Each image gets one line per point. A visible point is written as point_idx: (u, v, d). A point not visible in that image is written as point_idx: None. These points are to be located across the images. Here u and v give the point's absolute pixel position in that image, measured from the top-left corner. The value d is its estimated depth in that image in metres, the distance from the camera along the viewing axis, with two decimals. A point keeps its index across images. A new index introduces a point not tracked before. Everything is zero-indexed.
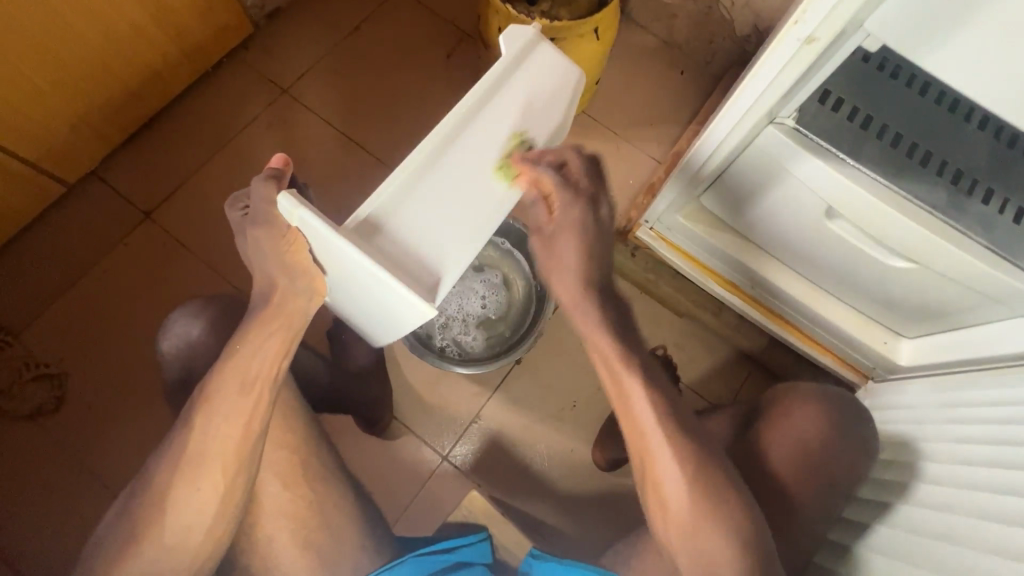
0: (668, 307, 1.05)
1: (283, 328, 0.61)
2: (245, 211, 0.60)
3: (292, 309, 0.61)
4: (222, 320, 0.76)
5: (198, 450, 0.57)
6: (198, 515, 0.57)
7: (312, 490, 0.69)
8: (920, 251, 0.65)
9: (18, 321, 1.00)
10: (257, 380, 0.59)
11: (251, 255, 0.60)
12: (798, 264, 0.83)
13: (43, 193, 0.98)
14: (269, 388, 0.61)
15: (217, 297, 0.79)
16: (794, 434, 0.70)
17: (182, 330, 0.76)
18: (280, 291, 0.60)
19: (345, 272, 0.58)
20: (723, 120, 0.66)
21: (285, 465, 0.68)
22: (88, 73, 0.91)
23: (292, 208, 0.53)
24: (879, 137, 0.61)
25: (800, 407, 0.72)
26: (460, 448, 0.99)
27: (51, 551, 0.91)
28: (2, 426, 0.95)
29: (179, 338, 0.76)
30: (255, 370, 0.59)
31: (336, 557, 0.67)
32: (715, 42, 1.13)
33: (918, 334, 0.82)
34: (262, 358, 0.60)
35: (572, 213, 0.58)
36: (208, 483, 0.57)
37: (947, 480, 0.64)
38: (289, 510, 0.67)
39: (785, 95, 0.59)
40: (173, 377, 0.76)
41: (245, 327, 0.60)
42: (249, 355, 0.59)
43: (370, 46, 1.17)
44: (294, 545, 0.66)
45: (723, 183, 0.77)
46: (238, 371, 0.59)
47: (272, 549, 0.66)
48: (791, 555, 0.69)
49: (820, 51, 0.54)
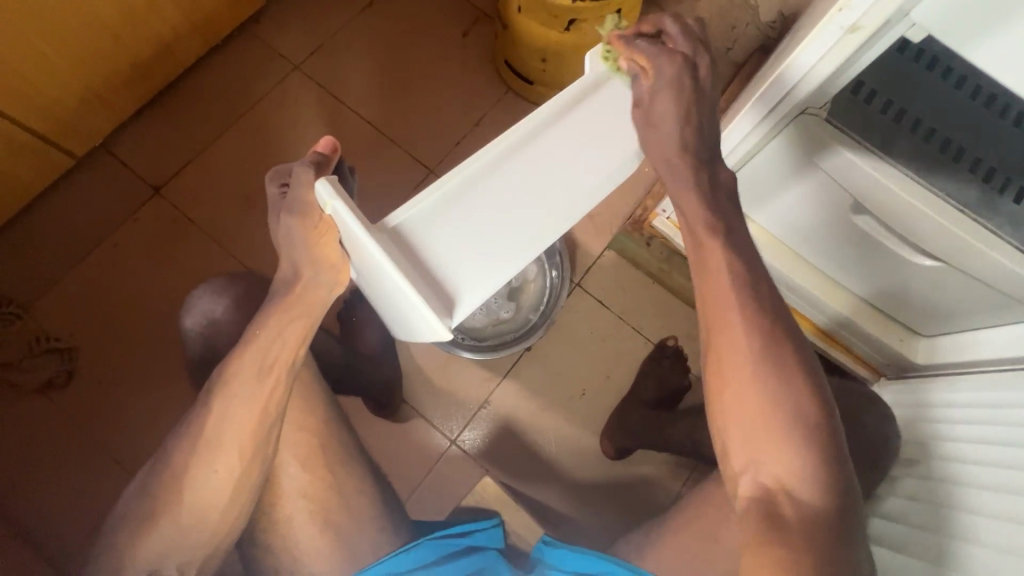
0: (680, 297, 1.05)
1: (299, 307, 0.59)
2: (283, 188, 0.60)
3: (313, 298, 0.59)
4: (249, 298, 0.76)
5: (218, 430, 0.57)
6: (222, 491, 0.57)
7: (330, 470, 0.69)
8: (949, 251, 0.64)
9: (28, 295, 0.99)
10: (272, 367, 0.59)
11: (280, 240, 0.58)
12: (818, 258, 0.82)
13: (53, 165, 0.97)
14: (286, 373, 0.60)
15: (244, 275, 0.79)
16: None
17: (205, 308, 0.76)
18: (307, 282, 0.58)
19: (365, 267, 0.57)
20: (757, 107, 0.66)
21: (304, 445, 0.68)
22: (101, 44, 0.88)
23: (328, 196, 0.52)
24: (912, 130, 0.59)
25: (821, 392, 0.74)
26: (468, 433, 0.99)
27: (68, 523, 0.92)
28: (14, 399, 0.96)
29: (203, 315, 0.76)
30: (273, 354, 0.59)
31: (353, 538, 0.68)
32: (738, 28, 1.10)
33: (936, 333, 0.81)
34: (274, 340, 0.59)
35: (666, 72, 0.55)
36: (229, 462, 0.57)
37: (963, 480, 0.64)
38: (308, 489, 0.67)
39: (820, 85, 0.59)
40: (194, 356, 0.76)
41: (266, 312, 0.59)
42: (259, 339, 0.59)
43: (383, 23, 1.14)
44: (313, 523, 0.67)
45: (748, 173, 0.76)
46: (257, 356, 0.58)
47: (291, 527, 0.67)
48: None
49: (864, 40, 0.53)
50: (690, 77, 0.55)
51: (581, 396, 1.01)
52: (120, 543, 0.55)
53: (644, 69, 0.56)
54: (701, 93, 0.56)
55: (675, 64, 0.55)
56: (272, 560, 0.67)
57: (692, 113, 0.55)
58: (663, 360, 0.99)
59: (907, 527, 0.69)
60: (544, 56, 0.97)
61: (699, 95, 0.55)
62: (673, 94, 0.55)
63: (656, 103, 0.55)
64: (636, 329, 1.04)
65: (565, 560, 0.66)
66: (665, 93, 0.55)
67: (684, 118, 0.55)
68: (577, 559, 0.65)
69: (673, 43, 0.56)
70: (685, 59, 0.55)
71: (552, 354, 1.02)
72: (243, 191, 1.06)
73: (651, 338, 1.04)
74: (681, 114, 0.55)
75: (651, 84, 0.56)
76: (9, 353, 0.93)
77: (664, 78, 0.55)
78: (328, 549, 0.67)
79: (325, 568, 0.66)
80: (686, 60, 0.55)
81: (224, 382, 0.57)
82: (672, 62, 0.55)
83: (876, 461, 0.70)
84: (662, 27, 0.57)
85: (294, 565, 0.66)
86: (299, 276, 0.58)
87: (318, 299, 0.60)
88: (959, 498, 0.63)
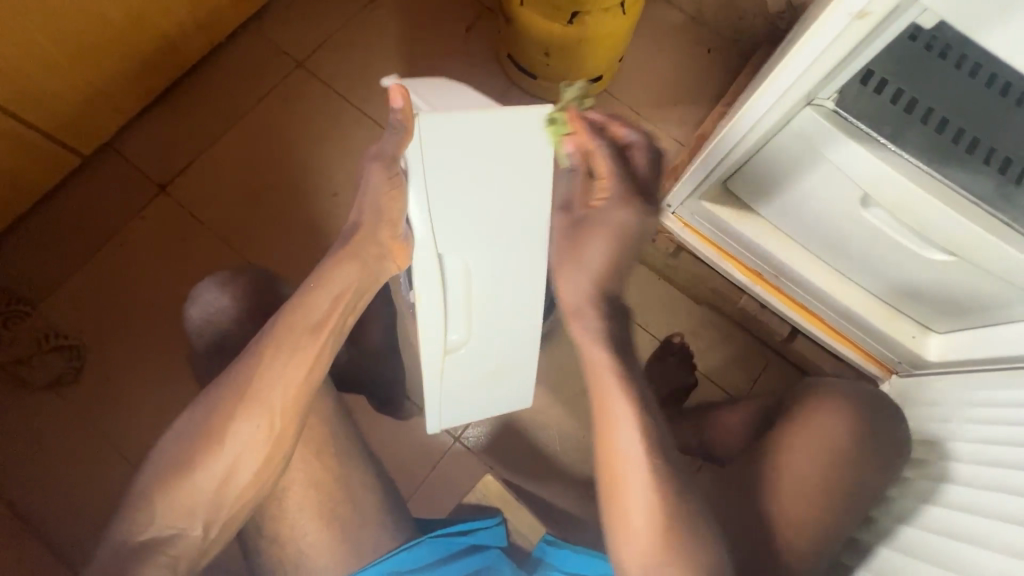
0: (686, 293, 1.05)
1: (361, 274, 0.65)
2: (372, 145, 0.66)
3: (382, 271, 0.67)
4: (255, 292, 0.77)
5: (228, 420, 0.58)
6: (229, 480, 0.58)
7: (334, 463, 0.69)
8: (963, 246, 0.62)
9: (37, 292, 1.00)
10: (325, 325, 0.62)
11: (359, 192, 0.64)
12: (827, 253, 0.80)
13: (59, 163, 0.97)
14: (333, 337, 0.63)
15: (247, 270, 0.79)
16: (825, 438, 0.69)
17: (209, 302, 0.76)
18: (388, 253, 0.65)
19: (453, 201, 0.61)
20: (759, 101, 0.64)
21: (310, 438, 0.68)
22: (104, 41, 0.88)
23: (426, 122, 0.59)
24: (924, 121, 0.58)
25: (839, 401, 0.71)
26: (471, 430, 0.98)
27: (76, 518, 0.93)
28: (24, 395, 0.97)
29: (208, 307, 0.76)
30: (323, 322, 0.62)
31: (356, 533, 0.68)
32: (745, 19, 1.08)
33: (948, 329, 0.79)
34: (327, 305, 0.63)
35: (614, 217, 0.65)
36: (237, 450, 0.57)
37: (975, 482, 0.63)
38: (312, 482, 0.67)
39: (828, 74, 0.57)
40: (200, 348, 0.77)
41: (322, 272, 0.64)
42: (317, 302, 0.63)
43: (385, 19, 1.13)
44: (317, 516, 0.67)
45: (753, 166, 0.74)
46: (302, 321, 0.61)
47: (295, 520, 0.66)
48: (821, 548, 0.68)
49: (872, 27, 0.50)
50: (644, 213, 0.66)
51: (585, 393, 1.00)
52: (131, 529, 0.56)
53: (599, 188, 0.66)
54: (631, 239, 0.66)
55: (630, 210, 0.65)
56: (275, 554, 0.67)
57: (622, 253, 0.66)
58: (669, 357, 0.99)
59: (916, 530, 0.68)
60: (548, 49, 0.95)
61: (632, 240, 0.66)
62: (606, 240, 0.65)
63: (605, 219, 0.65)
64: (642, 326, 1.04)
65: (568, 560, 0.67)
66: (600, 236, 0.65)
67: (614, 258, 0.65)
68: (583, 560, 0.66)
69: (635, 167, 0.67)
70: (640, 200, 0.66)
71: (557, 350, 1.02)
72: (248, 190, 1.06)
73: (657, 335, 1.04)
74: (605, 253, 0.65)
75: (603, 218, 0.65)
76: (21, 347, 0.94)
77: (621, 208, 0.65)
78: (332, 543, 0.67)
79: (330, 563, 0.66)
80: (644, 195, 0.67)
81: (271, 343, 0.59)
82: (628, 205, 0.65)
83: (889, 461, 0.69)
84: (632, 143, 0.67)
85: (298, 559, 0.66)
86: (377, 245, 0.65)
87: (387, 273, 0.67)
88: (972, 501, 0.62)
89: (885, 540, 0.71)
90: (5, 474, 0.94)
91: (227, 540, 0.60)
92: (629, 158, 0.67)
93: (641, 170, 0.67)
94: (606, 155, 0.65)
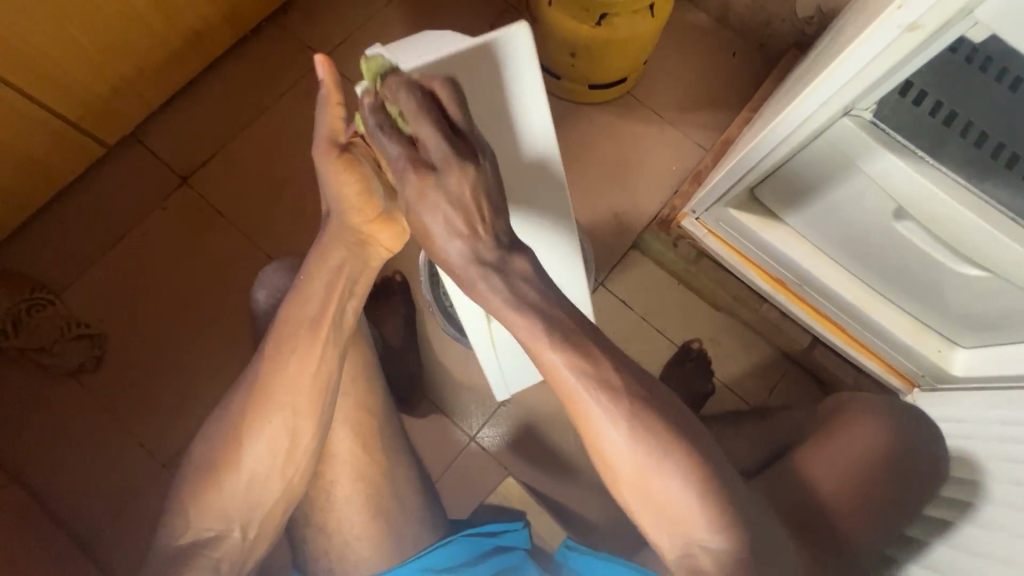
0: (710, 302, 1.04)
1: (350, 258, 0.63)
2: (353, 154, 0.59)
3: (372, 254, 0.65)
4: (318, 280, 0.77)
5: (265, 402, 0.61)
6: (268, 467, 0.61)
7: (379, 455, 0.70)
8: (999, 261, 0.61)
9: (61, 281, 1.01)
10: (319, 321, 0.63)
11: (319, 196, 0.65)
12: (854, 264, 0.80)
13: (85, 152, 0.98)
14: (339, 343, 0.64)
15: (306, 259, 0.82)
16: (860, 449, 0.69)
17: (271, 288, 0.78)
18: (369, 236, 0.63)
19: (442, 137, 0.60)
20: (796, 111, 0.63)
21: (354, 431, 0.70)
22: (136, 34, 0.89)
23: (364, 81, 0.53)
24: (963, 135, 0.56)
25: (874, 412, 0.71)
26: (488, 429, 0.98)
27: (104, 506, 0.94)
28: (46, 382, 0.98)
29: (266, 295, 0.78)
30: (322, 315, 0.62)
31: (398, 527, 0.69)
32: (772, 24, 1.06)
33: (975, 344, 0.78)
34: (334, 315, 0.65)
35: (453, 183, 0.46)
36: (276, 431, 0.61)
37: (1011, 503, 0.61)
38: (359, 474, 0.68)
39: (871, 86, 0.56)
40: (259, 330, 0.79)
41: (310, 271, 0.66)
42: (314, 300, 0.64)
43: (410, 15, 1.13)
44: (362, 509, 0.68)
45: (785, 175, 0.73)
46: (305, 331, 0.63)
47: (340, 514, 0.68)
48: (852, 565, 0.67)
49: (922, 40, 0.50)
50: (443, 190, 0.46)
51: None
52: (188, 513, 0.60)
53: (424, 167, 0.46)
54: (466, 201, 0.47)
55: (435, 198, 0.47)
56: (320, 546, 0.68)
57: (472, 210, 0.47)
58: (688, 363, 0.99)
59: (955, 550, 0.66)
60: (575, 50, 0.94)
61: (469, 204, 0.47)
62: (437, 206, 0.47)
63: (431, 203, 0.47)
64: (659, 331, 1.04)
65: (589, 564, 0.70)
66: (426, 206, 0.47)
67: (464, 216, 0.47)
68: (600, 565, 0.69)
69: (425, 150, 0.46)
70: (430, 173, 0.46)
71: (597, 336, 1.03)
72: (270, 184, 1.06)
73: (674, 341, 1.03)
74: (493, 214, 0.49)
75: (415, 201, 0.47)
76: (42, 336, 0.94)
77: (415, 191, 0.47)
78: (376, 537, 0.68)
79: (373, 555, 0.68)
80: (427, 166, 0.46)
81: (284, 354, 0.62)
82: (427, 198, 0.47)
83: (922, 478, 0.68)
84: (401, 100, 0.46)
85: (342, 551, 0.68)
86: (356, 231, 0.62)
87: (377, 257, 0.65)
88: (1008, 522, 0.61)
89: (918, 560, 0.71)
90: (30, 459, 0.95)
91: (268, 531, 0.63)
92: (415, 146, 0.47)
93: (426, 142, 0.46)
94: (386, 139, 0.47)
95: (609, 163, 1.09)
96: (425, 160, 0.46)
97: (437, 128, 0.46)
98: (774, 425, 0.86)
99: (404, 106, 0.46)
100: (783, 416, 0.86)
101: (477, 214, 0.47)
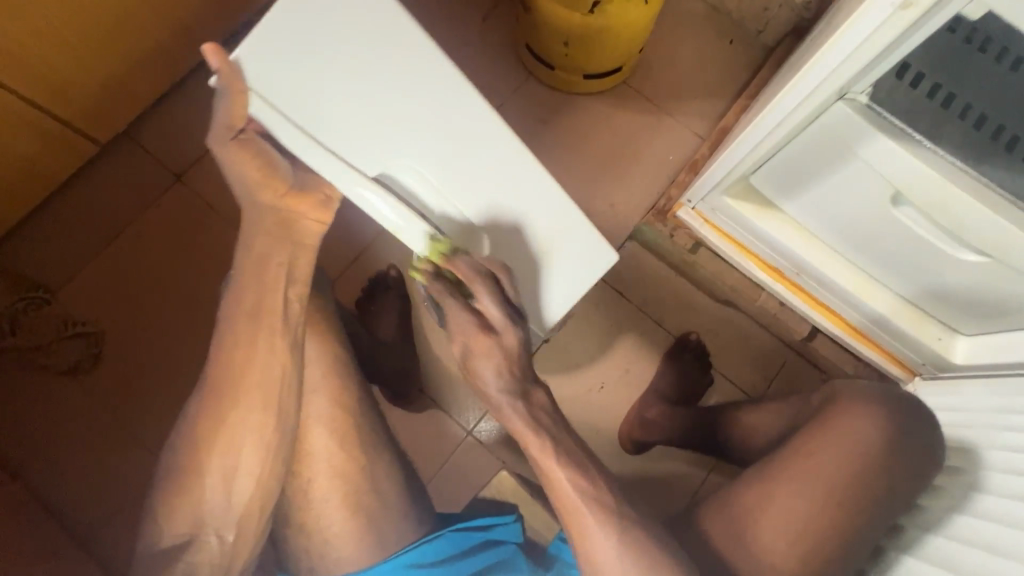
0: (703, 288, 1.04)
1: (282, 247, 0.62)
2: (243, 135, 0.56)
3: (302, 231, 0.63)
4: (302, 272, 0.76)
5: (251, 400, 0.62)
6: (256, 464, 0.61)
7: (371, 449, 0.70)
8: (998, 246, 0.60)
9: (56, 280, 1.01)
10: None
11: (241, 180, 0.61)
12: (851, 251, 0.79)
13: (77, 151, 0.97)
14: None
15: None
16: (851, 437, 0.69)
17: None
18: (291, 213, 0.62)
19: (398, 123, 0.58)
20: (791, 95, 0.62)
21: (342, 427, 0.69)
22: (127, 32, 0.89)
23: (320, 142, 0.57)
24: (961, 117, 0.55)
25: (865, 400, 0.70)
26: (485, 423, 0.97)
27: (99, 507, 0.95)
28: (46, 381, 0.99)
29: None
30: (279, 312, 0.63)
31: (386, 525, 0.69)
32: (770, 10, 1.03)
33: (976, 332, 0.77)
34: None
35: (511, 343, 0.57)
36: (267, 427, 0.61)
37: (1006, 492, 0.61)
38: (343, 471, 0.68)
39: (865, 68, 0.54)
40: None
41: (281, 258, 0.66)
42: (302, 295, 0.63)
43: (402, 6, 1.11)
44: (347, 507, 0.68)
45: (780, 162, 0.72)
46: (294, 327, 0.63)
47: (321, 511, 0.68)
48: (847, 556, 0.67)
49: (916, 19, 0.48)
50: (501, 348, 0.57)
51: (600, 389, 1.01)
52: (178, 509, 0.60)
53: (494, 332, 0.57)
54: (515, 355, 0.58)
55: (494, 356, 0.57)
56: (302, 544, 0.68)
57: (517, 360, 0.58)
58: (685, 354, 0.99)
59: (947, 539, 0.66)
60: (568, 40, 0.93)
61: (523, 353, 0.58)
62: (492, 362, 0.57)
63: (487, 357, 0.57)
64: (657, 323, 1.03)
65: None
66: (484, 360, 0.57)
67: (510, 364, 0.58)
68: None
69: (492, 320, 0.57)
70: (493, 335, 0.57)
71: (592, 328, 1.02)
72: None
73: (672, 332, 1.03)
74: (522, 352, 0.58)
75: (475, 357, 0.57)
76: (38, 335, 0.95)
77: (479, 349, 0.57)
78: (356, 536, 0.68)
79: (355, 553, 0.68)
80: (490, 330, 0.57)
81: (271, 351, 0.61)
82: (491, 355, 0.57)
83: (919, 470, 0.68)
84: (477, 283, 0.57)
85: (334, 547, 0.68)
86: (275, 211, 0.61)
87: (307, 233, 0.63)
88: (999, 511, 0.60)
89: (911, 549, 0.70)
90: (27, 458, 0.95)
91: (257, 527, 0.63)
92: (483, 317, 0.57)
93: (493, 316, 0.57)
94: (459, 310, 0.57)
95: (604, 154, 1.08)
96: (489, 326, 0.57)
97: (501, 303, 0.57)
98: (763, 417, 0.86)
99: (477, 287, 0.57)
100: (771, 409, 0.86)
101: (517, 364, 0.58)
